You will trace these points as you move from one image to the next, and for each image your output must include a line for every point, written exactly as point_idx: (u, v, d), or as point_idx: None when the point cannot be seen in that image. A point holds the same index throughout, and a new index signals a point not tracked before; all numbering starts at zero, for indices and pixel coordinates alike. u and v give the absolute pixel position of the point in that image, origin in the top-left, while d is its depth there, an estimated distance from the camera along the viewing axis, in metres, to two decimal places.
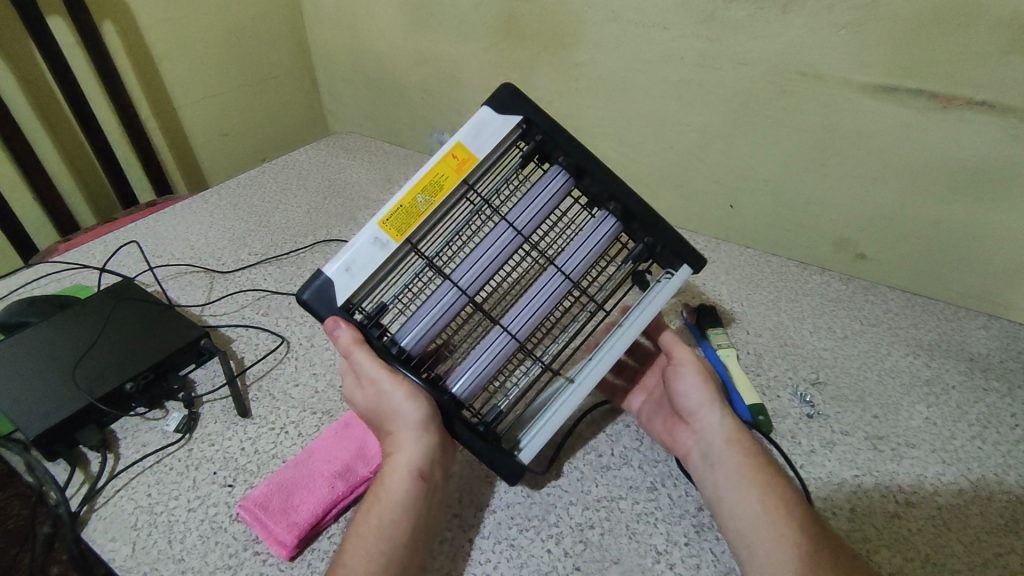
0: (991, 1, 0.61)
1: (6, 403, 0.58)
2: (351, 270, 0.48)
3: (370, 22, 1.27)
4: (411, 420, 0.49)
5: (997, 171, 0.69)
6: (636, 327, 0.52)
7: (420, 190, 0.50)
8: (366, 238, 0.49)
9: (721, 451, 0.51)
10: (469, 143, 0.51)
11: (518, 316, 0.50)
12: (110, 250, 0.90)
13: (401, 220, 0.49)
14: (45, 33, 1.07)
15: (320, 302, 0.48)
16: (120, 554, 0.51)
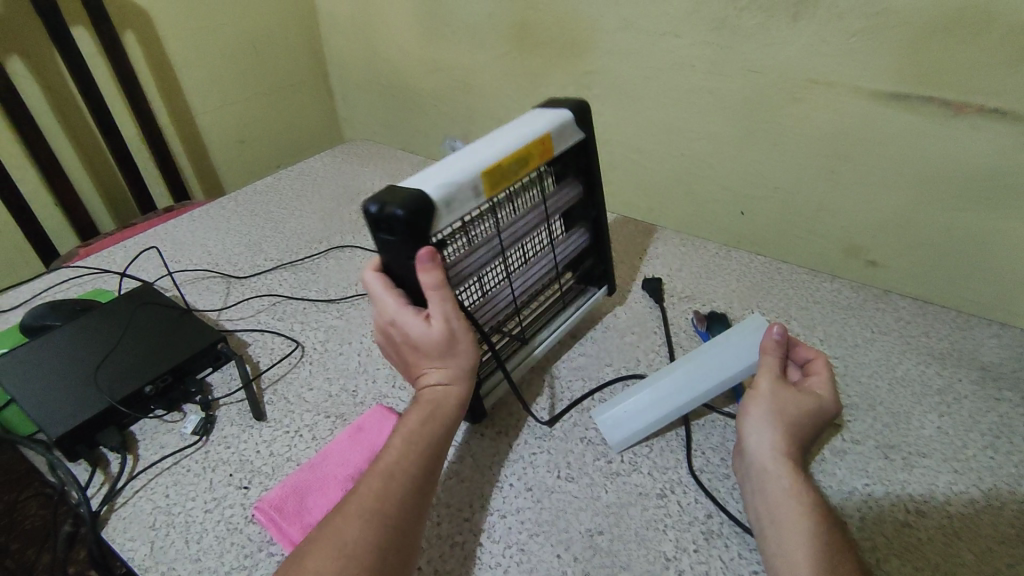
0: (1002, 10, 0.61)
1: (31, 404, 0.60)
2: (448, 203, 0.51)
3: (385, 30, 1.29)
4: (461, 358, 0.54)
5: (1012, 180, 0.69)
6: (577, 310, 0.73)
7: (514, 159, 0.56)
8: (467, 182, 0.53)
9: (778, 479, 0.51)
10: (552, 137, 0.60)
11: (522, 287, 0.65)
12: (131, 255, 0.93)
13: (495, 180, 0.55)
14: (67, 42, 1.10)
15: (420, 220, 0.49)
16: (139, 553, 0.53)
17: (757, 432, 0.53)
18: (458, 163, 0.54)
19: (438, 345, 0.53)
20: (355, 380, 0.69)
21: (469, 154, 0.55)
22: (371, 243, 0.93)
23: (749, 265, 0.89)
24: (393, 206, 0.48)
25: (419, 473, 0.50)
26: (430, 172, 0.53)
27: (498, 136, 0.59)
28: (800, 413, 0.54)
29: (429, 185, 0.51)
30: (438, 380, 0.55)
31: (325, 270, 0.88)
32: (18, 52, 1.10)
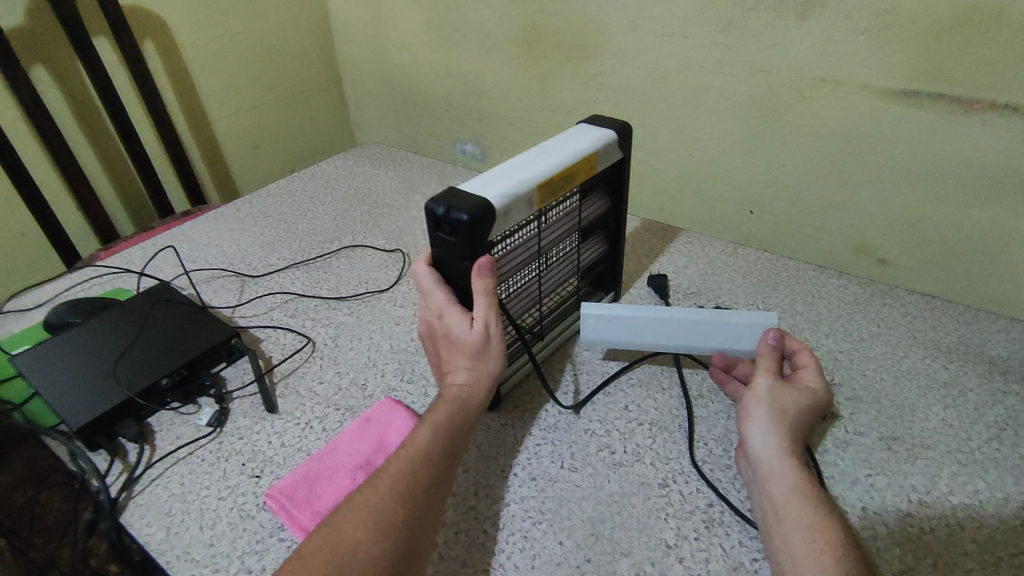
0: (1014, 5, 0.62)
1: (53, 396, 0.62)
2: (506, 212, 0.55)
3: (397, 36, 1.31)
4: (490, 361, 0.57)
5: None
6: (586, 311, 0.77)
7: (564, 175, 0.61)
8: (524, 193, 0.57)
9: (786, 479, 0.51)
10: (596, 157, 0.64)
11: (547, 287, 0.69)
12: (149, 256, 0.95)
13: (545, 193, 0.59)
14: (91, 52, 1.14)
15: (483, 225, 0.52)
16: (155, 538, 0.54)
17: (764, 432, 0.54)
18: (517, 173, 0.58)
19: (472, 345, 0.55)
20: (364, 374, 0.71)
21: (525, 165, 0.60)
22: (382, 243, 0.95)
23: (755, 262, 0.89)
24: (461, 209, 0.51)
25: (440, 467, 0.51)
26: (491, 179, 0.57)
27: (548, 149, 0.63)
28: (797, 414, 0.55)
29: (492, 193, 0.55)
30: (463, 379, 0.56)
31: (336, 268, 0.89)
32: (45, 62, 1.14)
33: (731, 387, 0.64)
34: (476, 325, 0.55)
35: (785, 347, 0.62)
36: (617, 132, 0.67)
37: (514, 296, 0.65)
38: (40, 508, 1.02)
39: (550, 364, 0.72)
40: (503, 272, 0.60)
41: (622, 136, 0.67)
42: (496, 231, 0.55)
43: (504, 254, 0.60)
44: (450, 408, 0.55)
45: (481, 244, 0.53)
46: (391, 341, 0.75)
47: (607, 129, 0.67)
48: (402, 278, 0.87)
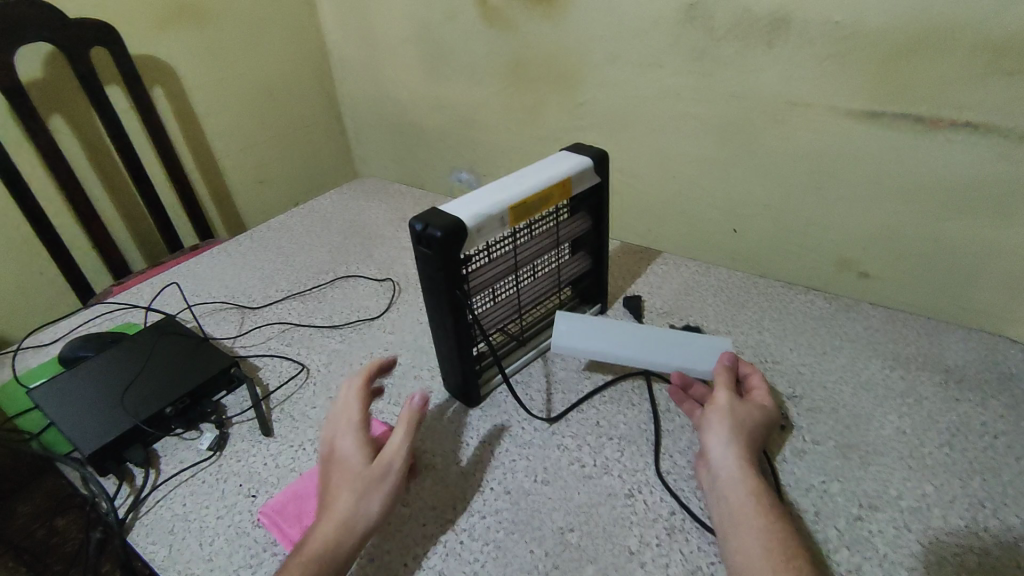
0: (965, 30, 0.67)
1: (66, 425, 0.68)
2: (479, 230, 0.62)
3: (393, 73, 1.39)
4: (370, 505, 0.55)
5: (983, 187, 0.73)
6: None
7: (539, 197, 0.66)
8: (497, 214, 0.63)
9: (735, 483, 0.54)
10: (573, 180, 0.70)
11: (527, 299, 0.74)
12: (157, 290, 1.01)
13: (520, 213, 0.65)
14: (106, 99, 1.22)
15: (454, 241, 0.59)
16: (159, 554, 0.59)
17: (720, 442, 0.57)
18: (492, 195, 0.64)
19: (367, 475, 0.56)
20: None
21: (503, 187, 0.66)
22: (375, 272, 1.01)
23: (731, 281, 0.93)
24: (434, 228, 0.58)
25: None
26: (469, 200, 0.63)
27: (528, 172, 0.69)
28: (750, 426, 0.59)
29: (466, 214, 0.61)
30: (338, 517, 0.53)
31: (330, 298, 0.95)
32: (62, 110, 1.22)
33: (686, 407, 0.67)
34: (383, 461, 0.57)
35: (739, 371, 0.67)
36: (595, 158, 0.72)
37: (494, 307, 0.71)
38: (61, 537, 1.06)
39: (525, 378, 0.77)
40: (481, 284, 0.66)
41: (601, 163, 0.72)
42: (468, 248, 0.62)
43: (480, 268, 0.66)
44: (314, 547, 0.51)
45: (452, 260, 0.60)
46: None
47: (586, 155, 0.72)
48: (392, 305, 0.92)
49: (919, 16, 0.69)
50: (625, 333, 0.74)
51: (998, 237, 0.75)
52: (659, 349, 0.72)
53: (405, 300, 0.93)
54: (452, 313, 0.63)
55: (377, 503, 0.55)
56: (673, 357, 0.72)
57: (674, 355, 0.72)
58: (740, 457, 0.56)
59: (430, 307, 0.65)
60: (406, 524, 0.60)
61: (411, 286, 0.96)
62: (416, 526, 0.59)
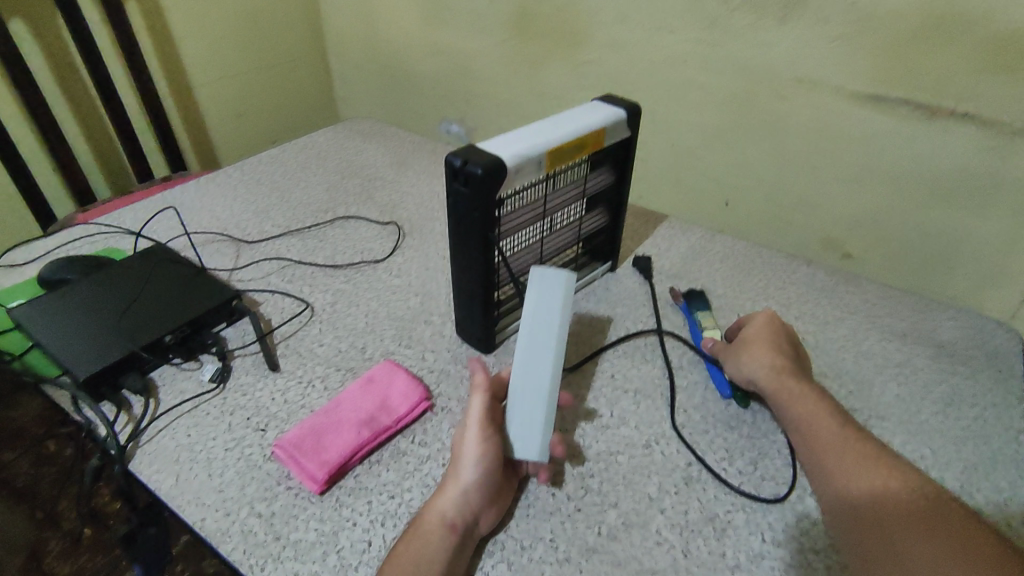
0: (979, 21, 0.67)
1: (55, 348, 0.64)
2: (516, 172, 0.60)
3: (386, 12, 1.32)
4: (466, 473, 0.52)
5: (982, 177, 0.75)
6: (585, 277, 0.82)
7: (574, 144, 0.65)
8: (535, 158, 0.61)
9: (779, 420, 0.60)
10: (607, 131, 0.68)
11: (549, 249, 0.73)
12: (141, 217, 0.95)
13: (556, 159, 0.64)
14: (73, 9, 1.11)
15: (494, 181, 0.57)
16: (165, 484, 0.57)
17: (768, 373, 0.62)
18: (529, 138, 0.62)
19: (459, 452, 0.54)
20: (363, 338, 0.74)
21: (538, 131, 0.64)
22: (376, 215, 0.97)
23: (733, 250, 0.95)
24: (475, 165, 0.56)
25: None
26: (506, 141, 0.61)
27: (562, 119, 0.67)
28: (778, 350, 0.65)
29: (505, 154, 0.59)
30: (433, 497, 0.52)
31: (332, 238, 0.91)
32: (22, 16, 1.11)
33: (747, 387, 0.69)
34: (471, 432, 0.54)
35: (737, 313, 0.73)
36: (628, 111, 0.71)
37: (518, 255, 0.69)
38: None
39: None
40: (510, 228, 0.64)
41: (634, 117, 0.71)
42: (504, 190, 0.60)
43: (511, 212, 0.64)
44: (413, 529, 0.50)
45: (489, 200, 0.58)
46: (388, 308, 0.78)
47: (619, 107, 0.70)
48: (397, 249, 0.89)
49: (936, 3, 0.69)
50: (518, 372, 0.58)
51: (984, 227, 0.78)
52: (542, 333, 0.59)
53: (410, 244, 0.90)
54: (482, 254, 0.62)
55: (471, 469, 0.52)
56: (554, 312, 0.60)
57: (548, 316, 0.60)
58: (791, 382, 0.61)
59: (458, 248, 0.63)
60: (425, 463, 0.59)
61: (415, 231, 0.93)
62: (436, 466, 0.59)
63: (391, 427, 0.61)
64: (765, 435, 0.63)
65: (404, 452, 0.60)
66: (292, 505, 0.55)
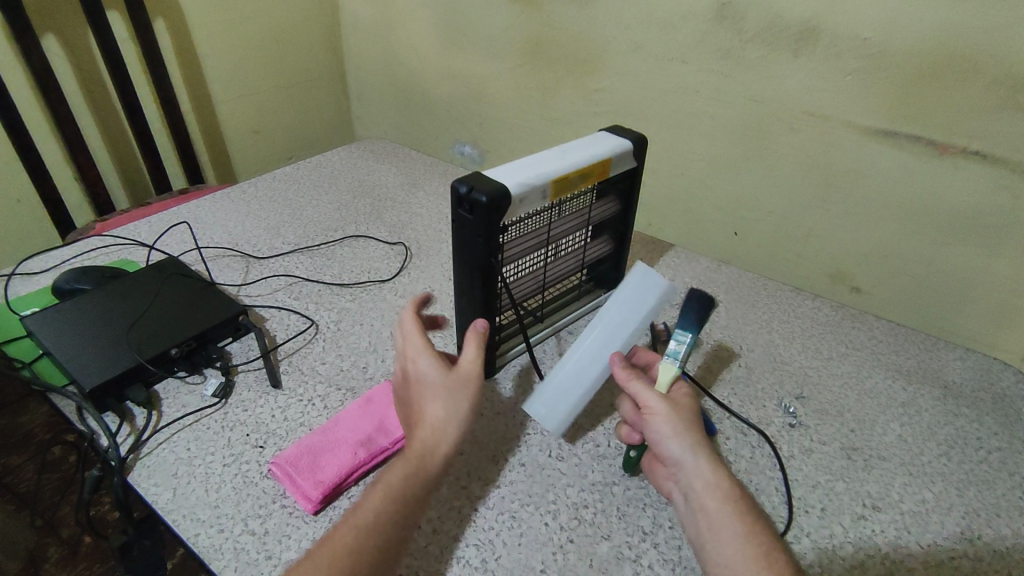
0: (988, 61, 0.68)
1: (64, 357, 0.65)
2: (520, 201, 0.61)
3: (405, 36, 1.35)
4: (452, 414, 0.54)
5: (991, 216, 0.74)
6: (588, 304, 0.83)
7: (579, 174, 0.66)
8: (540, 187, 0.62)
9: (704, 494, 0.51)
10: (612, 162, 0.69)
11: (552, 275, 0.73)
12: (156, 230, 0.97)
13: (560, 189, 0.64)
14: (103, 26, 1.15)
15: (498, 208, 0.58)
16: (162, 497, 0.57)
17: (680, 447, 0.54)
18: (535, 167, 0.63)
19: (455, 382, 0.55)
20: (365, 358, 0.74)
21: (545, 160, 0.65)
22: (385, 235, 0.99)
23: (738, 281, 0.95)
24: (482, 192, 0.57)
25: (409, 522, 0.50)
26: (512, 169, 0.62)
27: (568, 149, 0.68)
28: (691, 419, 0.56)
29: (511, 182, 0.60)
30: (428, 428, 0.54)
31: (340, 256, 0.93)
32: (55, 31, 1.15)
33: (624, 432, 0.61)
34: (467, 363, 0.55)
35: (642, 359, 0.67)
36: (633, 142, 0.71)
37: (521, 281, 0.70)
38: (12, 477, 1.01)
39: (540, 352, 0.78)
40: (513, 255, 0.65)
41: (639, 148, 0.72)
42: (509, 217, 0.61)
43: (516, 239, 0.65)
44: (408, 463, 0.52)
45: (493, 226, 0.59)
46: (391, 328, 0.79)
47: (625, 139, 0.71)
48: (404, 270, 0.90)
49: (945, 42, 0.70)
50: (572, 364, 0.65)
51: (990, 266, 0.77)
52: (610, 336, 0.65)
53: (417, 265, 0.92)
54: (483, 279, 0.63)
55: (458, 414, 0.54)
56: (627, 326, 0.65)
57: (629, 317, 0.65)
58: (701, 459, 0.53)
59: (460, 271, 0.64)
60: None
61: (422, 252, 0.95)
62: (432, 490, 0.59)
63: (388, 448, 0.61)
64: (762, 471, 0.63)
65: None
66: (285, 524, 0.55)
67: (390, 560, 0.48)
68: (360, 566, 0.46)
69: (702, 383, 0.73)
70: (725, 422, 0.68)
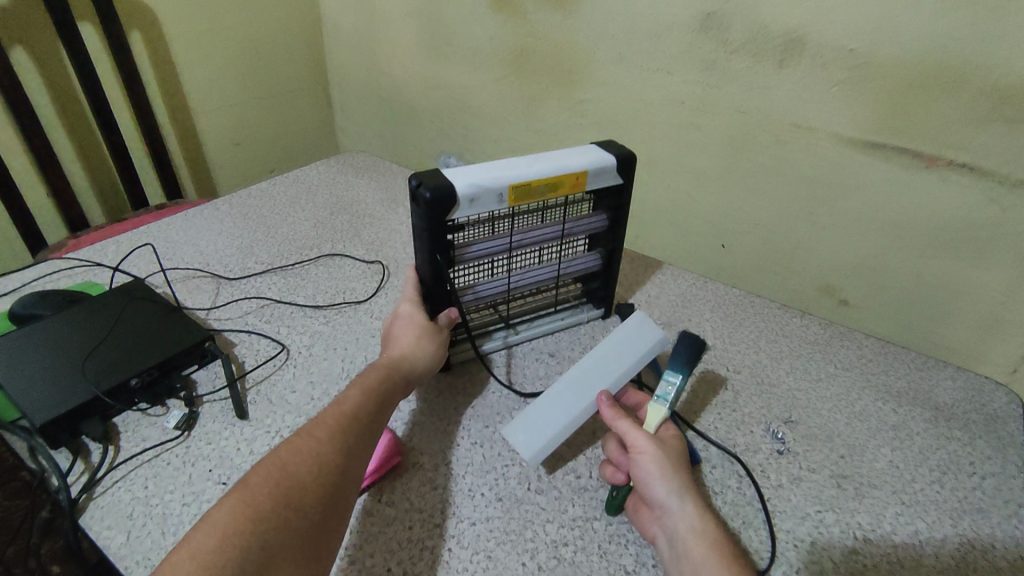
0: (978, 73, 0.66)
1: (15, 390, 0.61)
2: (469, 202, 0.60)
3: (387, 46, 1.33)
4: (427, 347, 0.64)
5: (981, 232, 0.72)
6: (567, 316, 0.82)
7: (546, 183, 0.63)
8: (495, 190, 0.60)
9: (686, 540, 0.49)
10: (590, 174, 0.65)
11: (518, 285, 0.72)
12: (124, 250, 0.94)
13: (522, 195, 0.62)
14: (75, 39, 1.11)
15: (441, 206, 0.58)
16: (115, 542, 0.54)
17: (666, 489, 0.52)
18: (496, 169, 0.62)
19: (429, 326, 0.66)
20: (336, 385, 0.71)
21: (512, 165, 0.63)
22: (363, 252, 0.96)
23: (724, 298, 0.93)
24: (425, 187, 0.57)
25: (374, 420, 0.56)
26: (470, 169, 0.61)
27: (545, 157, 0.65)
28: (678, 462, 0.55)
29: (460, 181, 0.59)
30: (400, 351, 0.63)
31: (315, 276, 0.90)
32: (24, 44, 1.11)
33: (607, 471, 0.59)
34: (443, 316, 0.67)
35: (630, 400, 0.66)
36: (620, 159, 0.66)
37: (476, 281, 0.70)
38: None
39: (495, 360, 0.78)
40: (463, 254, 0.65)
41: (627, 164, 0.67)
42: (456, 217, 0.61)
43: (469, 240, 0.65)
44: (384, 372, 0.60)
45: (436, 222, 0.59)
46: (365, 352, 0.76)
47: (614, 154, 0.67)
48: (380, 289, 0.88)
49: (933, 54, 0.68)
50: (555, 393, 0.64)
51: (980, 283, 0.75)
52: (600, 369, 0.65)
53: (394, 285, 0.89)
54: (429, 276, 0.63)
55: (433, 349, 0.65)
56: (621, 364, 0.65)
57: (623, 356, 0.66)
58: (687, 503, 0.51)
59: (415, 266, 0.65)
60: (390, 525, 0.57)
61: (400, 271, 0.92)
62: (403, 529, 0.56)
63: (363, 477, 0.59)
64: (749, 503, 0.60)
65: (366, 511, 0.58)
66: None
67: (369, 444, 0.54)
68: (347, 444, 0.52)
69: (687, 409, 0.71)
70: (711, 449, 0.66)
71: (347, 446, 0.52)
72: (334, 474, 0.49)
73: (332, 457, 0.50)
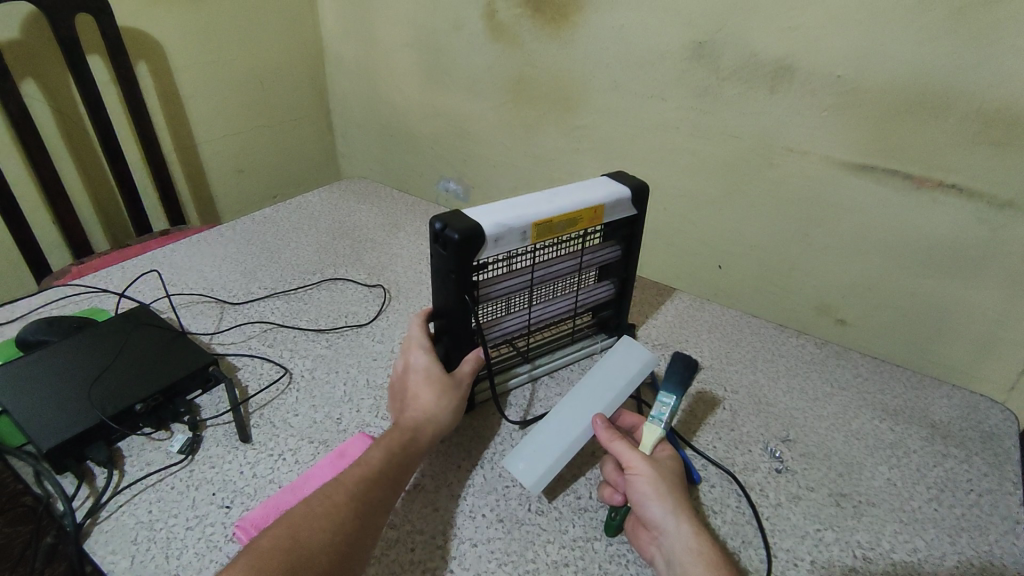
0: (961, 98, 0.68)
1: (21, 415, 0.62)
2: (496, 241, 0.60)
3: (389, 75, 1.36)
4: (445, 402, 0.63)
5: (972, 251, 0.74)
6: (583, 349, 0.81)
7: (565, 219, 0.64)
8: (518, 229, 0.61)
9: (684, 561, 0.50)
10: (606, 208, 0.67)
11: (541, 318, 0.72)
12: (129, 277, 0.95)
13: (542, 232, 0.64)
14: (85, 72, 1.14)
15: (470, 246, 0.58)
16: (119, 566, 0.54)
17: (663, 510, 0.53)
18: (517, 208, 0.63)
19: (449, 379, 0.64)
20: (339, 409, 0.72)
21: (531, 202, 0.64)
22: (364, 277, 0.98)
23: (721, 318, 0.94)
24: (453, 228, 0.57)
25: (391, 482, 0.56)
26: (492, 209, 0.62)
27: (560, 193, 0.67)
28: (674, 482, 0.56)
29: (487, 222, 0.60)
30: (423, 410, 0.62)
31: (317, 301, 0.91)
32: (36, 77, 1.14)
33: (603, 491, 0.60)
34: (470, 359, 0.66)
35: (625, 423, 0.66)
36: (634, 190, 0.69)
37: (499, 317, 0.70)
38: None
39: (514, 395, 0.77)
40: (489, 293, 0.65)
41: (641, 196, 0.69)
42: (483, 256, 0.61)
43: (495, 277, 0.65)
44: (407, 436, 0.59)
45: (464, 262, 0.59)
46: (367, 376, 0.77)
47: (626, 185, 0.69)
48: (382, 313, 0.89)
49: (918, 80, 0.70)
50: (556, 422, 0.64)
51: (972, 300, 0.77)
52: (597, 394, 0.66)
53: (395, 308, 0.90)
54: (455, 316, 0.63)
55: (451, 404, 0.63)
56: (611, 389, 0.66)
57: (617, 380, 0.67)
58: (683, 523, 0.52)
59: (441, 304, 0.64)
60: (392, 547, 0.57)
61: (402, 295, 0.93)
62: (404, 551, 0.57)
63: None
64: (748, 522, 0.61)
65: None
66: None
67: (383, 504, 0.54)
68: (360, 507, 0.52)
69: (686, 429, 0.72)
70: (710, 470, 0.66)
71: (362, 513, 0.52)
72: (346, 539, 0.50)
73: (348, 524, 0.51)
